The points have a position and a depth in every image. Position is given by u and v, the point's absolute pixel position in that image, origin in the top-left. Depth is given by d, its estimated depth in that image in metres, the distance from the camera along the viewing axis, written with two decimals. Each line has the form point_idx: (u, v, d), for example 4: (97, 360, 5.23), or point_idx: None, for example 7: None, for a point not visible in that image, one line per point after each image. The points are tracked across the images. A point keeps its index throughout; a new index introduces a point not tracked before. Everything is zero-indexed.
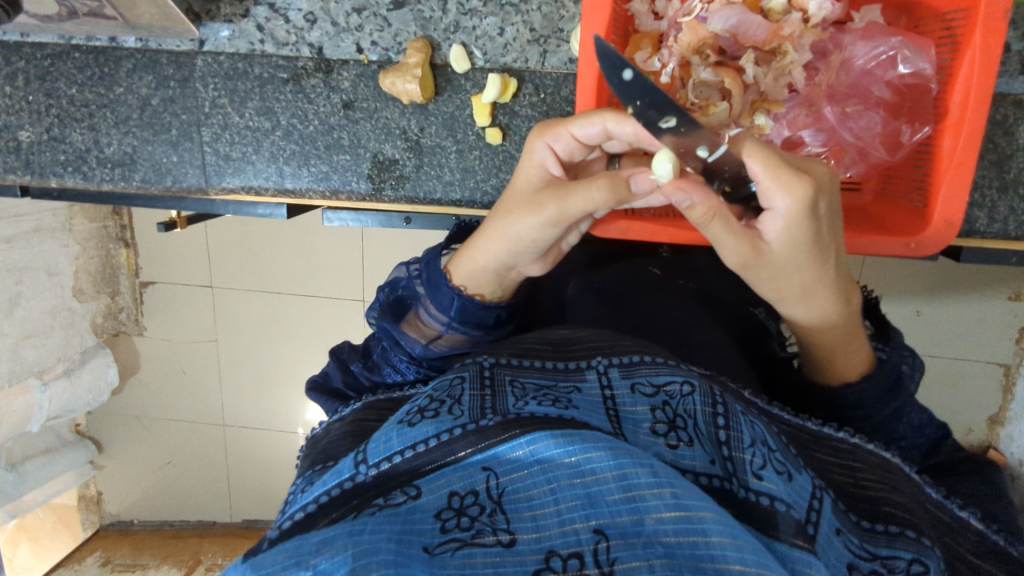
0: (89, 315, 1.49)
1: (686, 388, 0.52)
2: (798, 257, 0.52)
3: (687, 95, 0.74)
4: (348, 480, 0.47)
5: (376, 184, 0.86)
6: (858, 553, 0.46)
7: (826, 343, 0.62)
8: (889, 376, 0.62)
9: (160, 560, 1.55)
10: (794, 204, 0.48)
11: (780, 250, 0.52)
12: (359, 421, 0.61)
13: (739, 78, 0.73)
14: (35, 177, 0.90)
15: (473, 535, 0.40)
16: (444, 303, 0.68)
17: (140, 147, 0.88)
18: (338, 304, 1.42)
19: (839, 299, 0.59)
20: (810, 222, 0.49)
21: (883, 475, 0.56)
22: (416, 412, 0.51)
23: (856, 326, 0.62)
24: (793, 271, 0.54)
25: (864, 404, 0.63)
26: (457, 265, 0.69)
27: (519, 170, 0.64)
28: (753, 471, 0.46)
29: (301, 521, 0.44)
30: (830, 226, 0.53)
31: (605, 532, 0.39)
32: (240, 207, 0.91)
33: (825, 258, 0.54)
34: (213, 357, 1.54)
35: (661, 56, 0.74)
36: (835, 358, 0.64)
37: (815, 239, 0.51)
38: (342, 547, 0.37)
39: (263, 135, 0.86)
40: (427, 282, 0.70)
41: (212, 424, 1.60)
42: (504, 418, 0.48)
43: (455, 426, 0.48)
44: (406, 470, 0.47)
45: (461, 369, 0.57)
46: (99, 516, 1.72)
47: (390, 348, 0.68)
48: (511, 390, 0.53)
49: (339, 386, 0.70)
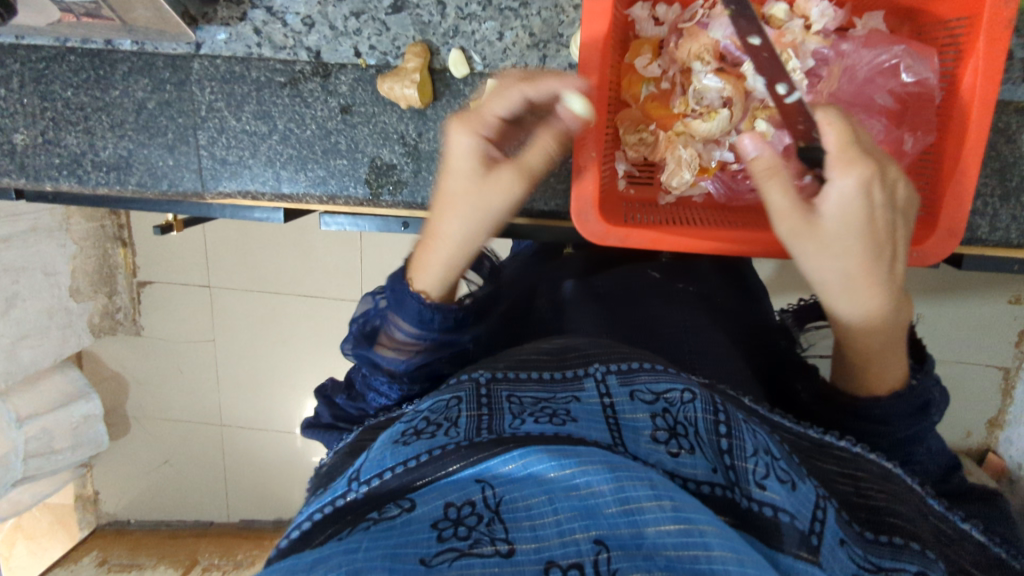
0: (86, 315, 1.49)
1: (687, 395, 0.50)
2: (850, 238, 0.57)
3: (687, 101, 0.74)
4: (341, 497, 0.46)
5: (374, 189, 0.85)
6: (861, 564, 0.43)
7: (861, 347, 0.60)
8: (911, 403, 0.60)
9: (157, 560, 1.54)
10: (853, 179, 0.56)
11: (833, 223, 0.57)
12: (359, 441, 0.59)
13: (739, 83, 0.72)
14: (30, 180, 0.89)
15: (470, 544, 0.39)
16: (408, 310, 0.63)
17: (136, 151, 0.87)
18: (335, 304, 1.42)
19: (887, 305, 0.59)
20: (863, 200, 0.56)
21: (888, 486, 0.52)
22: (411, 433, 0.50)
23: (898, 331, 0.60)
24: (842, 253, 0.57)
25: (888, 418, 0.60)
26: (420, 264, 0.65)
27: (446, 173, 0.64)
28: (756, 480, 0.44)
29: (295, 541, 0.44)
30: (885, 224, 0.58)
31: (606, 543, 0.38)
32: (237, 211, 0.90)
33: (874, 255, 0.58)
34: (211, 357, 1.54)
35: (662, 62, 0.75)
36: (868, 364, 0.61)
37: (866, 225, 0.57)
38: (336, 564, 0.36)
39: (260, 139, 0.85)
40: (391, 300, 0.65)
41: (210, 423, 1.60)
42: (499, 436, 0.47)
43: (448, 442, 0.47)
44: (397, 487, 0.45)
45: (456, 388, 0.55)
46: (95, 516, 1.71)
47: (369, 374, 0.66)
48: (508, 407, 0.51)
49: (331, 420, 0.68)
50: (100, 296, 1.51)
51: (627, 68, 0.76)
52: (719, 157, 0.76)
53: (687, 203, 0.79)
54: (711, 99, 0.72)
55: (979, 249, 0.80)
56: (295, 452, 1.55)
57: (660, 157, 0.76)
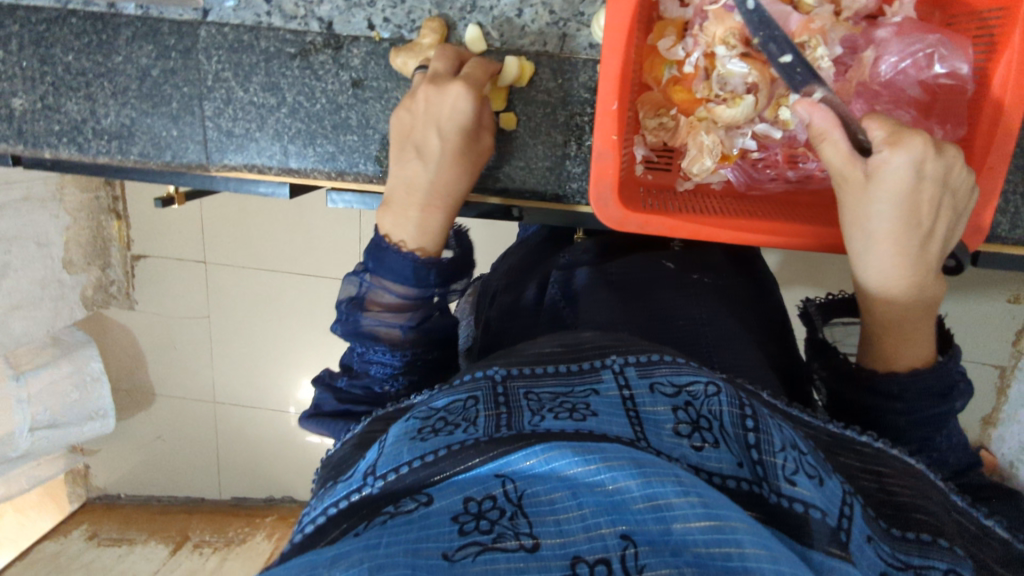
0: (80, 288, 1.47)
1: (710, 389, 0.49)
2: (893, 207, 0.60)
3: (709, 87, 0.71)
4: (355, 491, 0.44)
5: (384, 166, 0.83)
6: (890, 561, 0.43)
7: (882, 317, 0.63)
8: (941, 380, 0.60)
9: (147, 534, 1.55)
10: (903, 154, 0.59)
11: (875, 189, 0.60)
12: (369, 433, 0.56)
13: (761, 68, 0.68)
14: (27, 146, 0.87)
15: (494, 538, 0.38)
16: (399, 271, 0.66)
17: (139, 119, 0.84)
18: (332, 283, 1.40)
19: (916, 282, 0.62)
20: (911, 174, 0.59)
21: (912, 482, 0.51)
22: (427, 428, 0.47)
23: (924, 306, 0.62)
24: (884, 220, 0.60)
25: (912, 408, 0.59)
26: (397, 228, 0.69)
27: (437, 134, 0.70)
28: (786, 476, 0.42)
29: (312, 535, 0.43)
30: (933, 204, 0.60)
31: (633, 538, 0.37)
32: (241, 184, 0.88)
33: (914, 229, 0.60)
34: (205, 333, 1.52)
35: (686, 45, 0.72)
36: (885, 334, 0.62)
37: (912, 199, 0.60)
38: (357, 560, 0.35)
39: (268, 111, 0.83)
40: (372, 266, 0.67)
41: (202, 400, 1.58)
42: (519, 432, 0.44)
43: (465, 438, 0.45)
44: (414, 482, 0.43)
45: (471, 388, 0.51)
46: (85, 489, 1.70)
47: (365, 348, 0.64)
48: (527, 405, 0.49)
49: (337, 405, 0.62)
50: (94, 269, 1.49)
51: (649, 50, 0.74)
52: (742, 144, 0.74)
53: (706, 190, 0.79)
54: (734, 84, 0.69)
55: (995, 247, 0.79)
56: (289, 431, 1.54)
57: (680, 142, 0.76)
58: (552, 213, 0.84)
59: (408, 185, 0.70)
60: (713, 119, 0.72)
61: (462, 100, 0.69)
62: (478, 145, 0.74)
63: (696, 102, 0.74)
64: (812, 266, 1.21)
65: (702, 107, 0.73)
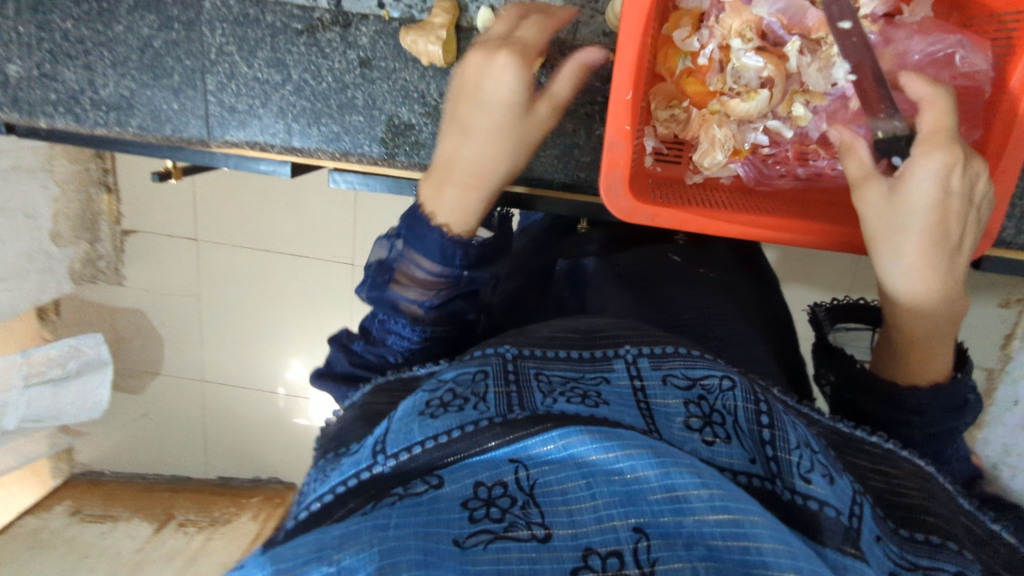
0: (67, 261, 1.45)
1: (726, 382, 0.48)
2: (921, 218, 0.60)
3: (723, 79, 0.71)
4: (365, 470, 0.44)
5: (389, 149, 0.81)
6: (898, 561, 0.43)
7: (908, 329, 0.62)
8: (950, 398, 0.60)
9: (130, 513, 1.48)
10: (933, 165, 0.58)
11: (902, 200, 0.60)
12: (369, 404, 0.55)
13: (778, 62, 0.70)
14: (23, 115, 0.85)
15: (505, 528, 0.38)
16: (433, 248, 0.61)
17: (139, 92, 0.83)
18: (325, 265, 1.39)
19: (944, 295, 0.61)
20: (941, 187, 0.59)
21: (921, 484, 0.51)
22: (438, 404, 0.47)
23: (947, 314, 0.62)
24: (910, 230, 0.60)
25: (928, 414, 0.60)
26: (434, 201, 0.64)
27: (480, 109, 0.65)
28: (801, 473, 0.42)
29: (318, 513, 0.42)
30: (961, 216, 0.60)
31: (645, 531, 0.37)
32: (241, 161, 0.86)
33: (942, 240, 0.60)
34: (195, 310, 1.50)
35: (701, 37, 0.71)
36: (910, 348, 0.62)
37: (941, 211, 0.59)
38: (366, 543, 0.35)
39: (273, 88, 0.81)
40: (408, 236, 0.63)
41: (191, 378, 1.57)
42: (533, 414, 0.44)
43: (479, 418, 0.44)
44: (427, 463, 0.43)
45: (482, 361, 0.51)
46: (70, 466, 1.66)
47: (387, 317, 0.62)
48: (537, 386, 0.49)
49: (345, 368, 0.62)
50: (82, 243, 1.46)
51: (664, 40, 0.73)
52: (753, 139, 0.74)
53: (716, 184, 0.78)
54: (748, 78, 0.70)
55: (998, 250, 0.79)
56: (278, 411, 1.54)
57: (692, 136, 0.75)
58: (560, 201, 0.82)
59: (449, 160, 0.66)
60: (726, 112, 0.72)
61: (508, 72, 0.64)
62: (531, 120, 0.68)
63: (709, 94, 0.73)
64: (807, 264, 1.21)
65: (715, 99, 0.72)
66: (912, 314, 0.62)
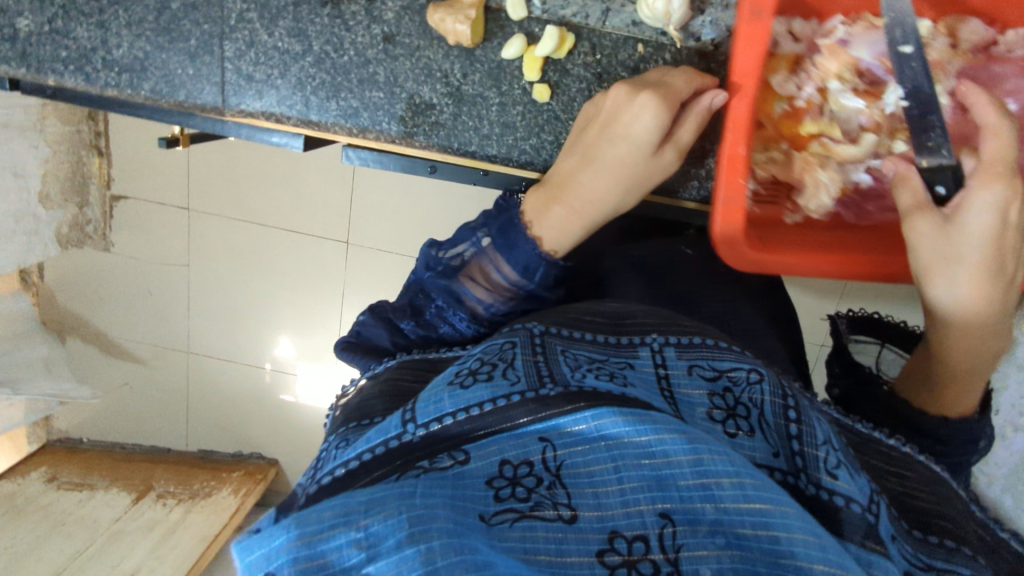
0: (54, 224, 1.40)
1: (754, 376, 0.48)
2: (973, 250, 0.58)
3: (822, 123, 0.69)
4: (394, 438, 0.43)
5: (408, 127, 0.80)
6: (913, 561, 0.43)
7: (952, 366, 0.64)
8: (970, 428, 0.63)
9: (109, 480, 1.51)
10: (992, 195, 0.56)
11: (959, 231, 0.57)
12: (393, 380, 0.57)
13: (877, 107, 0.68)
14: (31, 71, 0.82)
15: (532, 508, 0.38)
16: (520, 255, 0.62)
17: (153, 54, 0.80)
18: (320, 242, 1.38)
19: (991, 334, 0.63)
20: (999, 217, 0.56)
21: (934, 489, 0.53)
22: (467, 373, 0.48)
23: (994, 323, 0.62)
24: (964, 261, 0.58)
25: (948, 439, 0.63)
26: (537, 219, 0.64)
27: (608, 146, 0.63)
28: (827, 469, 0.43)
29: (341, 479, 0.41)
30: (1015, 248, 0.59)
31: (672, 517, 0.38)
32: (254, 132, 0.84)
33: (996, 273, 0.59)
34: (184, 282, 1.48)
35: (799, 79, 0.69)
36: (948, 383, 0.65)
37: (997, 242, 0.58)
38: (395, 509, 0.35)
39: (293, 59, 0.80)
40: (496, 235, 0.64)
41: (176, 349, 1.55)
42: (567, 389, 0.44)
43: (512, 392, 0.45)
44: (456, 434, 0.43)
45: (510, 334, 0.53)
46: (46, 431, 1.64)
47: (446, 306, 0.64)
48: (564, 359, 0.50)
49: (379, 346, 0.64)
50: (70, 206, 1.40)
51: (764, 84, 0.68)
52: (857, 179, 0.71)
53: None
54: (846, 121, 0.69)
55: None
56: (263, 387, 1.54)
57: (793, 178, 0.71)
58: None
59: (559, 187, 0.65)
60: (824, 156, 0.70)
61: (650, 113, 0.61)
62: (653, 165, 0.65)
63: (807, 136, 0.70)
64: None
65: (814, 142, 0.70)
66: (960, 353, 0.63)
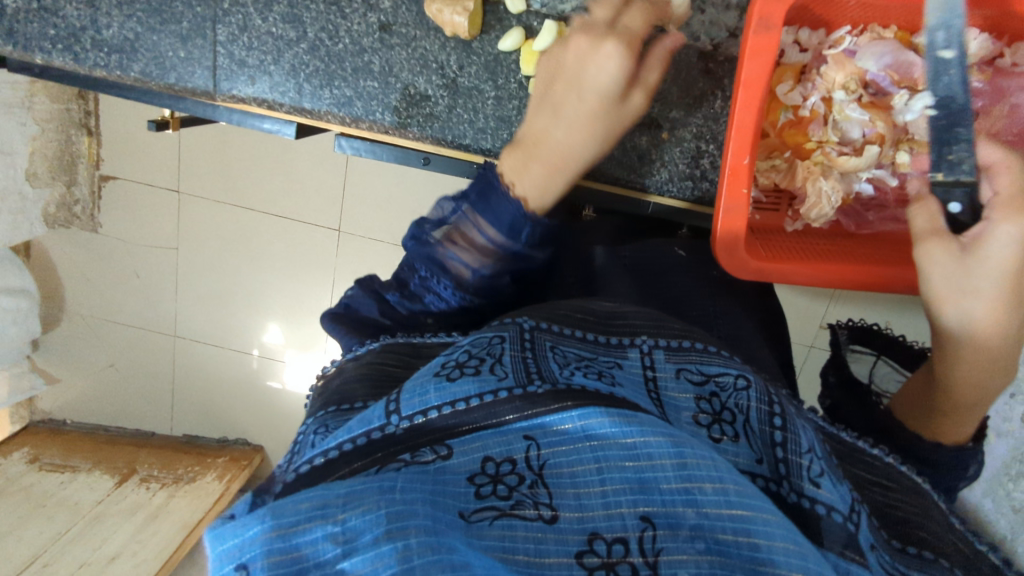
0: (42, 203, 1.37)
1: (740, 382, 0.49)
2: (991, 282, 0.59)
3: (827, 133, 0.72)
4: (377, 430, 0.43)
5: (402, 118, 0.80)
6: (890, 571, 0.43)
7: (957, 399, 0.62)
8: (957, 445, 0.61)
9: (92, 464, 1.49)
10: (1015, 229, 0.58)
11: (978, 262, 0.59)
12: (377, 364, 0.56)
13: (884, 118, 0.70)
14: (18, 48, 0.80)
15: (512, 506, 0.38)
16: (500, 215, 0.61)
17: (144, 35, 0.79)
18: (310, 228, 1.37)
19: (1000, 371, 0.62)
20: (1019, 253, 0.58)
21: (915, 499, 0.53)
22: (454, 366, 0.47)
23: (1003, 359, 0.61)
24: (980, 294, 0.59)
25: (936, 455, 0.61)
26: (518, 174, 0.62)
27: (577, 97, 0.64)
28: (810, 477, 0.43)
29: (320, 469, 0.40)
30: None
31: (653, 520, 0.37)
32: (245, 117, 0.84)
33: (1010, 309, 0.59)
34: (173, 265, 1.46)
35: (804, 90, 0.72)
36: (951, 415, 0.62)
37: (1015, 276, 0.59)
38: (373, 504, 0.34)
39: (287, 45, 0.78)
40: (477, 197, 0.62)
41: (162, 332, 1.53)
42: (554, 388, 0.44)
43: (499, 387, 0.44)
44: (440, 427, 0.43)
45: (499, 328, 0.53)
46: (28, 412, 1.61)
47: (430, 276, 0.62)
48: (553, 355, 0.50)
49: (363, 321, 0.64)
50: (58, 185, 1.38)
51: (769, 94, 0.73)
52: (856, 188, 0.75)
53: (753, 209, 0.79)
54: (849, 127, 0.71)
55: None
56: (250, 373, 1.52)
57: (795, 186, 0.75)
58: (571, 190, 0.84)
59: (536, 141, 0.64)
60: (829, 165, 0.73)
61: (614, 62, 0.63)
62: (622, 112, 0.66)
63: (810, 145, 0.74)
64: None
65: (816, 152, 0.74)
66: (968, 386, 0.62)
